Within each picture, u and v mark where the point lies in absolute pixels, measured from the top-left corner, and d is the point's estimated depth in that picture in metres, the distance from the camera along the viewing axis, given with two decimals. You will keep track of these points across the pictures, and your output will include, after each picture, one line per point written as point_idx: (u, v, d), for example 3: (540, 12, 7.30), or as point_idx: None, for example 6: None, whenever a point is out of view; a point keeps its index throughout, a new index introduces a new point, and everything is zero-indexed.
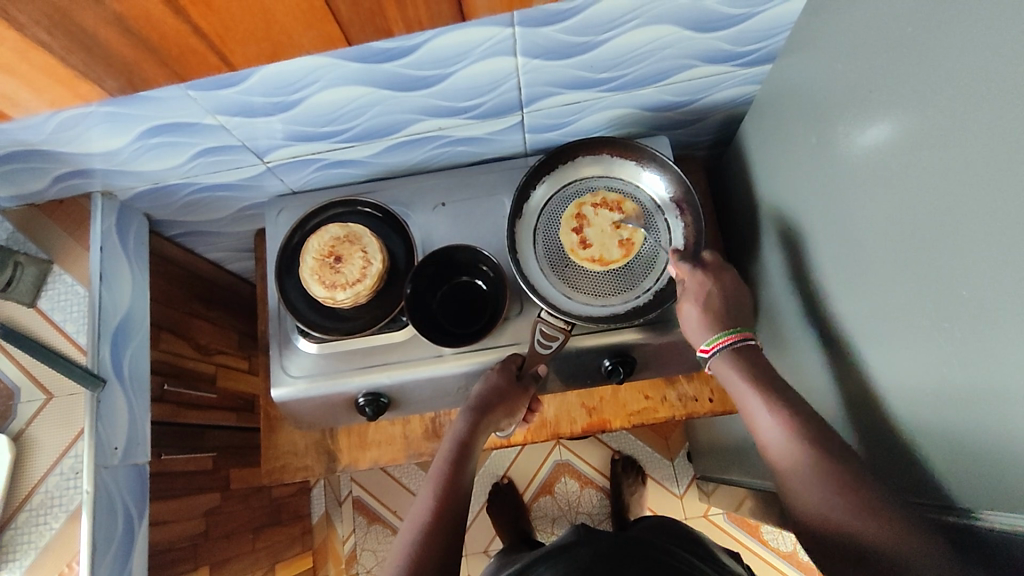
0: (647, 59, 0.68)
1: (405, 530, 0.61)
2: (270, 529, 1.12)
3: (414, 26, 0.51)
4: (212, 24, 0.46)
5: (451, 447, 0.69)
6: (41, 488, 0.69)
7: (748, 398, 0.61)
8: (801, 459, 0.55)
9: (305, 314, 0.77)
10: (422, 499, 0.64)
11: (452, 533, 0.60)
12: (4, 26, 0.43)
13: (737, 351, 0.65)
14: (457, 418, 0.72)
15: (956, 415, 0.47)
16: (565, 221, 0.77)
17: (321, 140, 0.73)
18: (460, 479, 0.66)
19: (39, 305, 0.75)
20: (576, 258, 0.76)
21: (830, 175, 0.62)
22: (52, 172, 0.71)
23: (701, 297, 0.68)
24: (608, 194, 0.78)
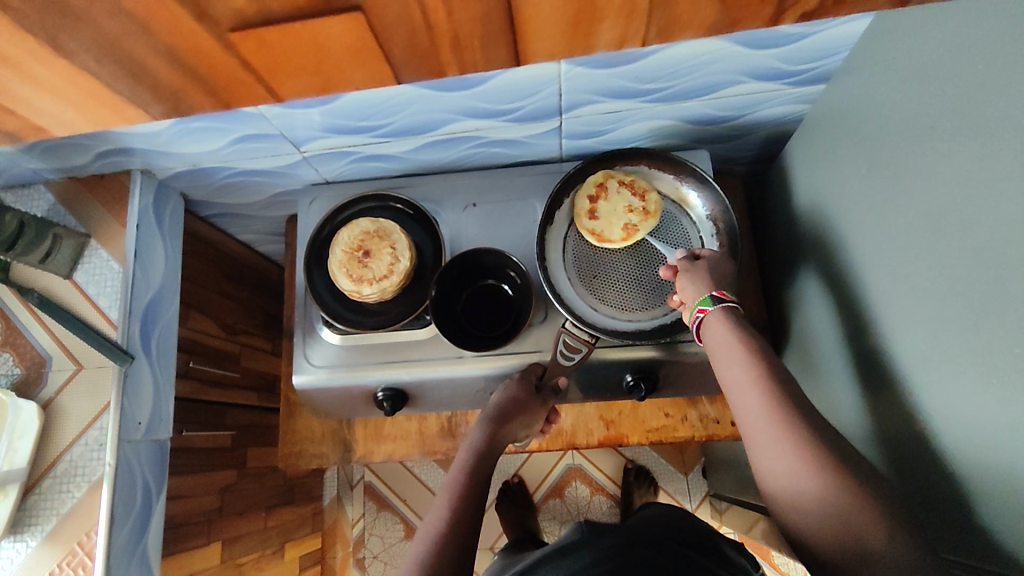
0: (695, 72, 0.66)
1: (419, 538, 0.60)
2: (282, 509, 1.14)
3: (470, 68, 0.48)
4: (263, 59, 0.45)
5: (468, 456, 0.69)
6: (66, 457, 0.71)
7: (733, 360, 0.58)
8: (767, 422, 0.52)
9: (330, 305, 0.78)
10: (438, 507, 0.63)
11: (466, 540, 0.60)
12: (49, 50, 0.42)
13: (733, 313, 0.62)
14: (474, 429, 0.71)
15: (1008, 475, 0.44)
16: (591, 182, 0.75)
17: (358, 134, 0.73)
18: (477, 489, 0.65)
19: (75, 277, 0.76)
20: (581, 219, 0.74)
21: (877, 207, 0.60)
22: (95, 149, 0.72)
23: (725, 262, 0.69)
24: (635, 180, 0.75)
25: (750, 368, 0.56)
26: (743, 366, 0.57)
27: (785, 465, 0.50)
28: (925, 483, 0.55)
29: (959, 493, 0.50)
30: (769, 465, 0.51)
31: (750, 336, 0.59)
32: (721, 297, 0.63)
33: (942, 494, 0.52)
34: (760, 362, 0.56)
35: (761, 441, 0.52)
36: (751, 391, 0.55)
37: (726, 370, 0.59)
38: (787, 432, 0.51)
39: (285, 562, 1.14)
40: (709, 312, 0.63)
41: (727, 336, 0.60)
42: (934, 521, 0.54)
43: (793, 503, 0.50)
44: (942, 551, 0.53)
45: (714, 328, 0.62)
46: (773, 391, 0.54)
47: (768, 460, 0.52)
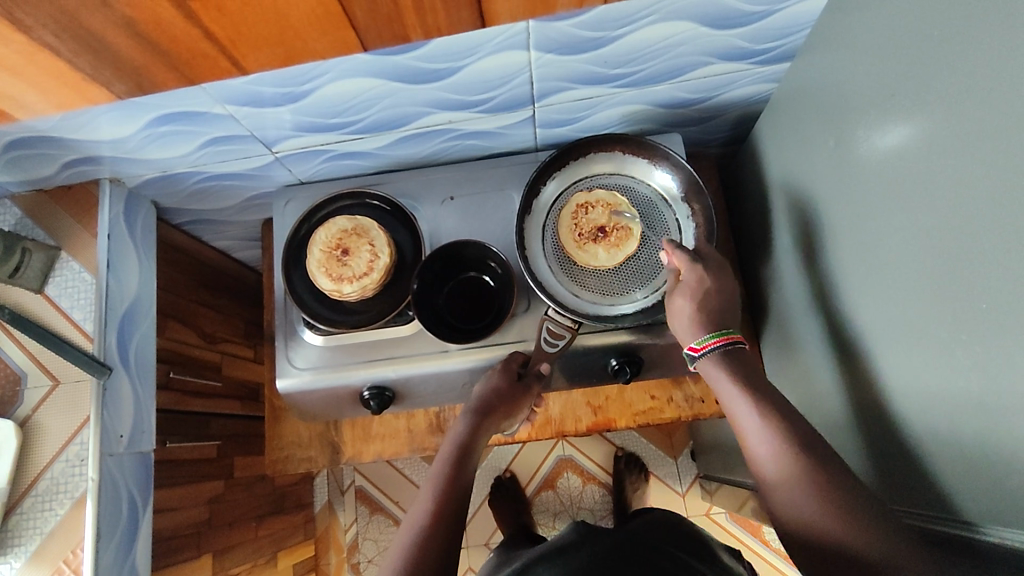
0: (664, 55, 0.67)
1: (405, 528, 0.61)
2: (273, 518, 1.13)
3: (432, 32, 0.52)
4: (226, 32, 0.47)
5: (452, 449, 0.69)
6: (47, 474, 0.70)
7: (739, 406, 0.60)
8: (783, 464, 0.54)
9: (312, 305, 0.77)
10: (423, 498, 0.64)
11: (452, 531, 0.60)
12: (11, 28, 0.43)
13: (728, 356, 0.64)
14: (457, 421, 0.71)
15: (978, 430, 0.46)
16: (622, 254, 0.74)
17: (330, 131, 0.73)
18: (461, 483, 0.65)
19: (46, 291, 0.74)
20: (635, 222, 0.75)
21: (846, 178, 0.61)
22: (60, 159, 0.71)
23: (695, 293, 0.66)
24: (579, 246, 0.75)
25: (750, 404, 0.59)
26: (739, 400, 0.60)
27: (792, 493, 0.53)
28: (903, 447, 0.56)
29: (934, 452, 0.52)
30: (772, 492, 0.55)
31: (740, 372, 0.62)
32: (694, 353, 0.66)
33: (919, 455, 0.54)
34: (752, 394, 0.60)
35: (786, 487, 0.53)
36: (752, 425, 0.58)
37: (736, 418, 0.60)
38: (791, 462, 0.54)
39: (279, 570, 1.12)
40: (697, 357, 0.65)
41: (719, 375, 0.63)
42: (914, 483, 0.55)
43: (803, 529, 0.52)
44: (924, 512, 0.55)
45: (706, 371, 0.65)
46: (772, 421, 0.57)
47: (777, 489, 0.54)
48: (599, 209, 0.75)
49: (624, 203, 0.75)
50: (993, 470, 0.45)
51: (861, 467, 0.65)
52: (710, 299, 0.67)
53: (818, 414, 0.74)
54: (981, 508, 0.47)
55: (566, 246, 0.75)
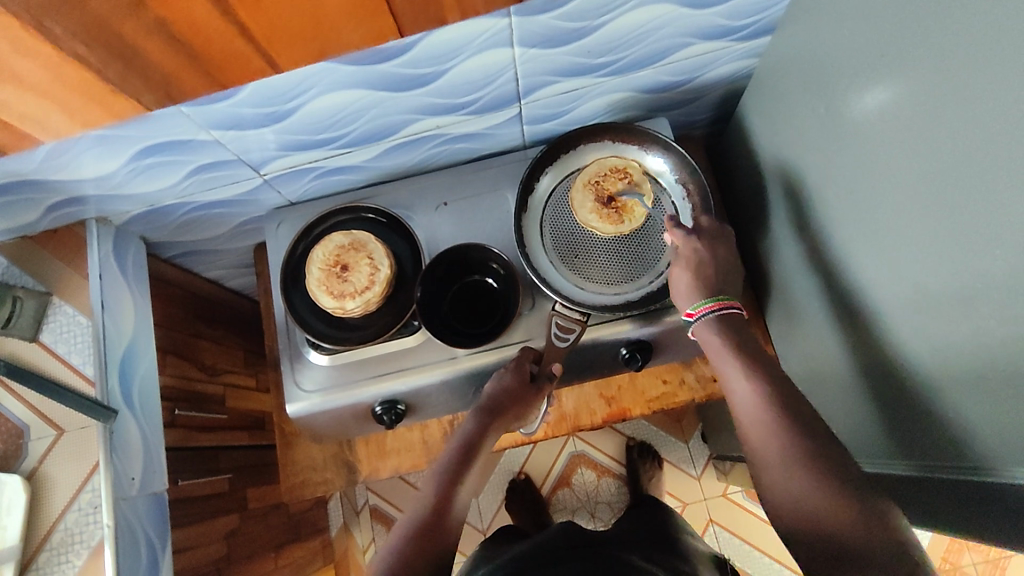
0: (645, 40, 0.67)
1: (398, 528, 0.63)
2: (291, 546, 1.11)
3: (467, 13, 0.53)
4: (259, 25, 0.47)
5: (456, 445, 0.70)
6: (60, 526, 0.67)
7: (732, 373, 0.61)
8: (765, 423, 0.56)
9: (314, 325, 0.76)
10: (422, 497, 0.65)
11: (444, 534, 0.62)
12: None
13: (722, 325, 0.64)
14: (467, 415, 0.72)
15: (989, 377, 0.46)
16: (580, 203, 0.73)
17: (317, 148, 0.72)
18: (460, 483, 0.67)
19: (41, 339, 0.72)
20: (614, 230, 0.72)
21: (837, 144, 0.61)
22: (44, 203, 0.69)
23: (690, 261, 0.68)
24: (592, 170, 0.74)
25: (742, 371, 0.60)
26: (734, 370, 0.60)
27: (773, 463, 0.54)
28: (912, 407, 0.56)
29: (943, 407, 0.52)
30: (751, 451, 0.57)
31: (737, 343, 0.63)
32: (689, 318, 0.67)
33: (929, 412, 0.54)
34: (750, 365, 0.60)
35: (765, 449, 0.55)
36: (744, 395, 0.59)
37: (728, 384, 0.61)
38: (771, 429, 0.55)
39: None
40: (693, 322, 0.66)
41: (718, 346, 0.63)
42: (926, 441, 0.56)
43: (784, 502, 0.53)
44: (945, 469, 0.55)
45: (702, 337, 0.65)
46: (762, 392, 0.57)
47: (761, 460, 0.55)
48: (630, 200, 0.73)
49: (625, 224, 0.72)
50: (1002, 418, 0.46)
51: (872, 431, 0.65)
52: (701, 266, 0.68)
53: (825, 384, 0.75)
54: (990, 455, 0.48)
55: (594, 177, 0.74)
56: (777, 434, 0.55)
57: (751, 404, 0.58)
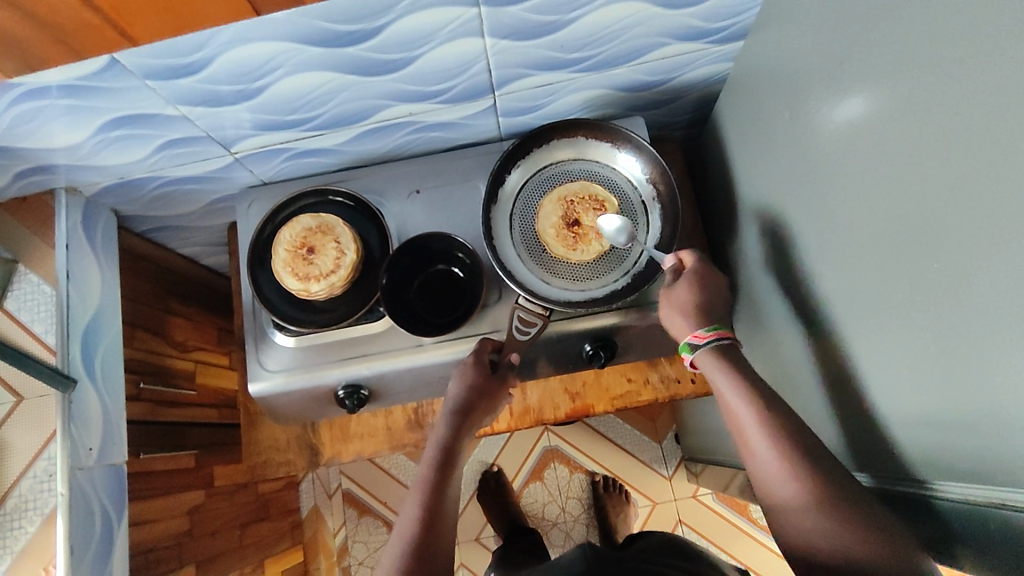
0: (619, 37, 0.67)
1: (395, 539, 0.60)
2: (258, 525, 1.12)
3: None
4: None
5: (435, 454, 0.68)
6: (15, 491, 0.68)
7: (735, 401, 0.57)
8: (775, 462, 0.53)
9: (280, 307, 0.76)
10: (409, 508, 0.63)
11: (441, 540, 0.60)
12: None
13: (724, 352, 0.61)
14: (438, 424, 0.70)
15: (939, 388, 0.46)
16: (545, 220, 0.75)
17: (289, 129, 0.72)
18: (444, 488, 0.64)
19: (5, 305, 0.74)
20: (566, 253, 0.74)
21: (803, 150, 0.62)
22: (12, 170, 0.69)
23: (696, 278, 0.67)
24: (564, 191, 0.75)
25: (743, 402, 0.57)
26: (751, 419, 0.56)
27: (796, 505, 0.51)
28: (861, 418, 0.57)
29: (899, 415, 0.53)
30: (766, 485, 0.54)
31: (744, 375, 0.59)
32: (698, 342, 0.63)
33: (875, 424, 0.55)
34: (761, 408, 0.56)
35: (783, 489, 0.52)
36: (765, 449, 0.54)
37: (731, 414, 0.58)
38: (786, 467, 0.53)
39: None
40: (696, 353, 0.63)
41: (724, 380, 0.59)
42: (880, 448, 0.56)
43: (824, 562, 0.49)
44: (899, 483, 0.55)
45: (709, 375, 0.61)
46: (785, 447, 0.53)
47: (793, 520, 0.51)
48: (594, 231, 0.74)
49: (574, 254, 0.74)
50: (955, 426, 0.46)
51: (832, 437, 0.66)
52: (701, 292, 0.66)
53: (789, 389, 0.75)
54: (938, 465, 0.49)
55: (568, 198, 0.75)
56: (806, 497, 0.51)
57: (776, 460, 0.53)
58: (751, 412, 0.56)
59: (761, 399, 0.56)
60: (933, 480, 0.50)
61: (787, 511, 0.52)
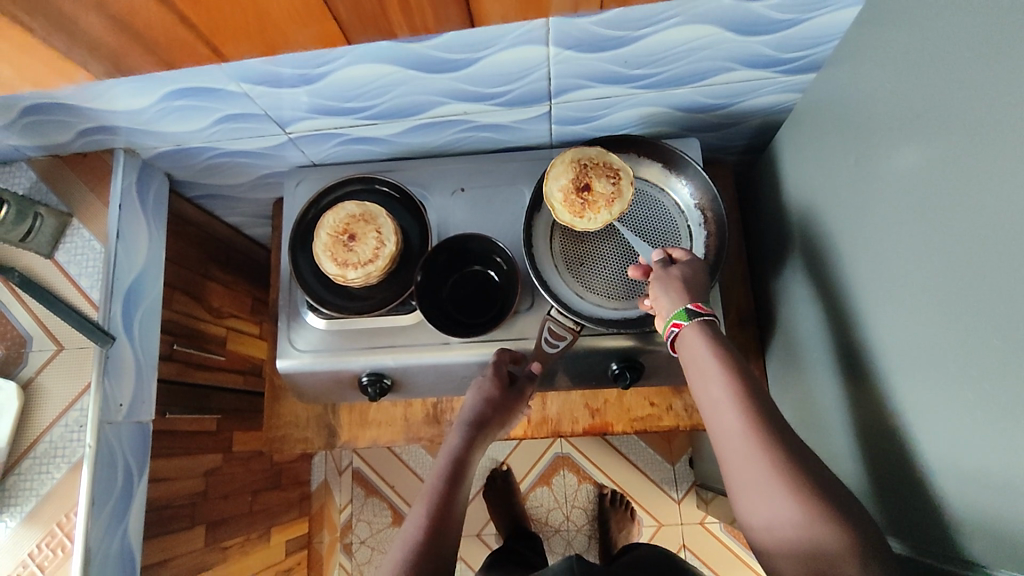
0: (685, 59, 0.67)
1: (399, 542, 0.61)
2: (268, 493, 1.15)
3: (421, 29, 0.54)
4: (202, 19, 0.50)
5: (447, 463, 0.69)
6: (45, 438, 0.69)
7: (710, 378, 0.57)
8: (739, 434, 0.52)
9: (315, 289, 0.77)
10: (415, 511, 0.64)
11: (445, 548, 0.61)
12: None
13: (710, 329, 0.61)
14: (453, 435, 0.72)
15: (982, 463, 0.45)
16: (554, 181, 0.71)
17: (345, 115, 0.73)
18: (454, 498, 0.66)
19: (56, 257, 0.75)
20: (569, 218, 0.70)
21: (862, 195, 0.60)
22: (76, 126, 0.71)
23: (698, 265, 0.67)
24: (579, 155, 0.71)
25: (720, 378, 0.56)
26: (722, 382, 0.56)
27: (750, 478, 0.51)
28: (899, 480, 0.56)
29: (934, 478, 0.51)
30: (725, 462, 0.53)
31: (724, 353, 0.58)
32: (698, 310, 0.62)
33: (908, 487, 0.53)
34: (734, 374, 0.56)
35: (741, 464, 0.52)
36: (731, 412, 0.54)
37: (702, 391, 0.58)
38: (749, 438, 0.52)
39: (270, 545, 1.14)
40: (684, 326, 0.61)
41: (704, 354, 0.58)
42: (910, 508, 0.55)
43: (766, 525, 0.49)
44: (922, 552, 0.54)
45: (688, 338, 0.61)
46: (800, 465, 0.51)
47: (742, 481, 0.51)
48: (605, 200, 0.70)
49: (577, 219, 0.70)
50: (994, 501, 0.44)
51: (860, 489, 0.65)
52: (698, 273, 0.66)
53: (819, 434, 0.74)
54: (971, 541, 0.47)
55: (583, 162, 0.71)
56: (768, 472, 0.50)
57: (739, 423, 0.53)
58: (723, 384, 0.55)
59: (736, 374, 0.56)
60: (964, 555, 0.48)
61: (746, 491, 0.51)
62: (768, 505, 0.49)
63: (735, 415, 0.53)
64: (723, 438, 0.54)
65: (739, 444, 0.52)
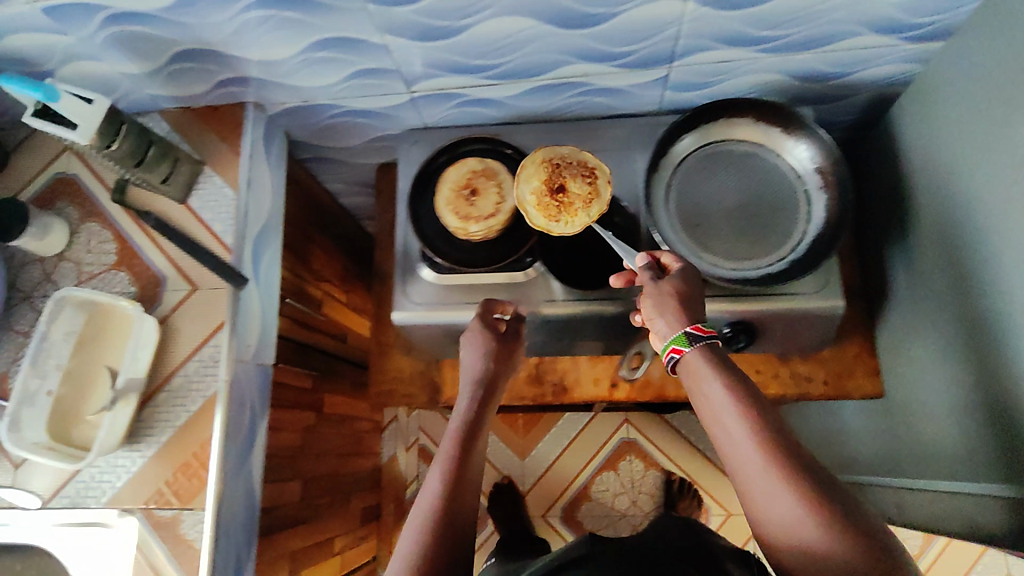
0: (816, 20, 0.68)
1: (413, 520, 0.57)
2: (349, 458, 1.17)
3: None
4: None
5: (458, 427, 0.65)
6: (181, 372, 0.73)
7: (716, 400, 0.53)
8: (750, 459, 0.49)
9: (434, 241, 0.79)
10: (427, 489, 0.59)
11: (464, 518, 0.58)
12: None
13: (714, 349, 0.56)
14: (460, 397, 0.68)
15: None
16: (524, 183, 0.73)
17: (471, 74, 0.76)
18: (468, 463, 0.62)
19: (190, 202, 0.78)
20: (541, 221, 0.72)
21: (1003, 154, 0.59)
22: (216, 77, 0.74)
23: (688, 278, 0.62)
24: (547, 155, 0.74)
25: (728, 402, 0.52)
26: (734, 416, 0.51)
27: (767, 499, 0.48)
28: None
29: None
30: (742, 486, 0.50)
31: (730, 371, 0.54)
32: (699, 333, 0.57)
33: None
34: (742, 399, 0.52)
35: (758, 487, 0.49)
36: (744, 445, 0.50)
37: (711, 414, 0.54)
38: (768, 462, 0.49)
39: (350, 510, 1.16)
40: (686, 352, 0.56)
41: (709, 376, 0.54)
42: None
43: (796, 557, 0.47)
44: None
45: (690, 363, 0.56)
46: None
47: (761, 510, 0.49)
48: (581, 201, 0.72)
49: (553, 222, 0.72)
50: None
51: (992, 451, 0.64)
52: (689, 285, 0.62)
53: (936, 401, 0.73)
54: None
55: (557, 162, 0.74)
56: (788, 493, 0.47)
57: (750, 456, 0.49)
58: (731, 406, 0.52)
59: (744, 392, 0.52)
60: None
61: (764, 513, 0.49)
62: (791, 528, 0.47)
63: (747, 439, 0.50)
64: (737, 463, 0.51)
65: (753, 471, 0.49)
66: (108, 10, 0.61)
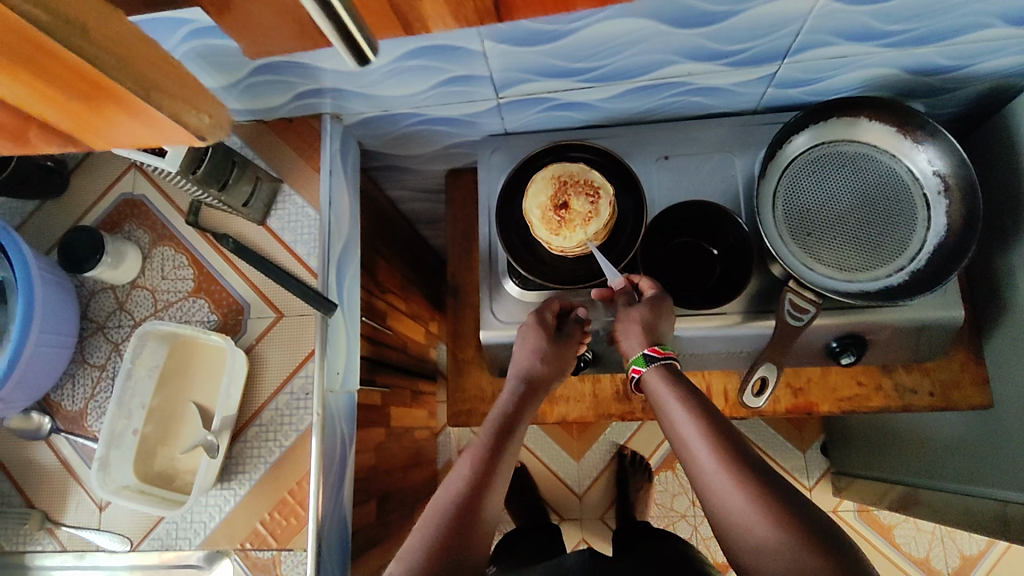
0: (951, 12, 0.62)
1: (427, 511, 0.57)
2: (412, 469, 1.14)
3: None
4: None
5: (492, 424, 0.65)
6: (271, 405, 0.69)
7: (677, 413, 0.59)
8: (709, 460, 0.55)
9: (523, 257, 0.75)
10: (455, 472, 0.60)
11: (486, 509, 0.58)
12: None
13: (666, 369, 0.64)
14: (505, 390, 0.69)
15: None
16: (530, 197, 0.73)
17: (567, 77, 0.70)
18: (500, 460, 0.61)
19: (268, 223, 0.74)
20: (547, 237, 0.72)
21: None
22: (296, 88, 0.69)
23: (658, 306, 0.66)
24: (556, 169, 0.74)
25: (688, 415, 0.58)
26: (689, 423, 0.58)
27: (725, 497, 0.53)
28: None
29: None
30: (703, 489, 0.56)
31: (688, 389, 0.61)
32: (654, 354, 0.64)
33: None
34: (699, 411, 0.58)
35: (717, 487, 0.54)
36: (701, 452, 0.56)
37: (670, 427, 0.60)
38: (728, 464, 0.54)
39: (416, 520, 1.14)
40: (644, 371, 0.64)
41: (666, 393, 0.61)
42: None
43: (749, 551, 0.51)
44: None
45: (651, 383, 0.64)
46: None
47: (717, 509, 0.53)
48: (582, 218, 0.72)
49: (556, 238, 0.71)
50: None
51: None
52: (657, 313, 0.66)
53: None
54: None
55: (563, 180, 0.73)
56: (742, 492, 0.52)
57: (713, 464, 0.55)
58: (691, 417, 0.58)
59: (700, 405, 0.59)
60: None
61: (722, 511, 0.53)
62: (748, 523, 0.51)
63: (707, 444, 0.56)
64: (698, 465, 0.56)
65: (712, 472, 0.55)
66: (194, 24, 0.56)
